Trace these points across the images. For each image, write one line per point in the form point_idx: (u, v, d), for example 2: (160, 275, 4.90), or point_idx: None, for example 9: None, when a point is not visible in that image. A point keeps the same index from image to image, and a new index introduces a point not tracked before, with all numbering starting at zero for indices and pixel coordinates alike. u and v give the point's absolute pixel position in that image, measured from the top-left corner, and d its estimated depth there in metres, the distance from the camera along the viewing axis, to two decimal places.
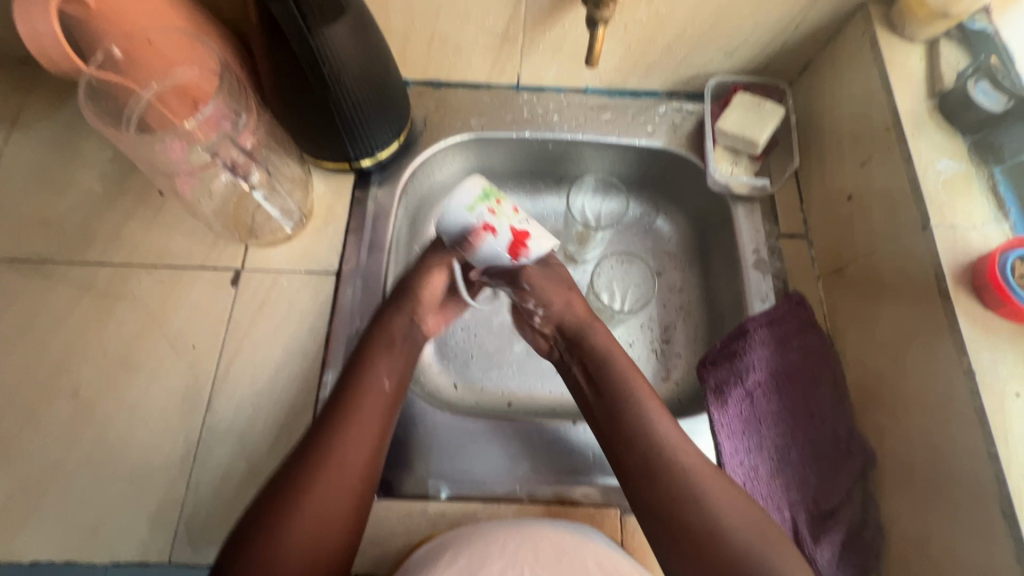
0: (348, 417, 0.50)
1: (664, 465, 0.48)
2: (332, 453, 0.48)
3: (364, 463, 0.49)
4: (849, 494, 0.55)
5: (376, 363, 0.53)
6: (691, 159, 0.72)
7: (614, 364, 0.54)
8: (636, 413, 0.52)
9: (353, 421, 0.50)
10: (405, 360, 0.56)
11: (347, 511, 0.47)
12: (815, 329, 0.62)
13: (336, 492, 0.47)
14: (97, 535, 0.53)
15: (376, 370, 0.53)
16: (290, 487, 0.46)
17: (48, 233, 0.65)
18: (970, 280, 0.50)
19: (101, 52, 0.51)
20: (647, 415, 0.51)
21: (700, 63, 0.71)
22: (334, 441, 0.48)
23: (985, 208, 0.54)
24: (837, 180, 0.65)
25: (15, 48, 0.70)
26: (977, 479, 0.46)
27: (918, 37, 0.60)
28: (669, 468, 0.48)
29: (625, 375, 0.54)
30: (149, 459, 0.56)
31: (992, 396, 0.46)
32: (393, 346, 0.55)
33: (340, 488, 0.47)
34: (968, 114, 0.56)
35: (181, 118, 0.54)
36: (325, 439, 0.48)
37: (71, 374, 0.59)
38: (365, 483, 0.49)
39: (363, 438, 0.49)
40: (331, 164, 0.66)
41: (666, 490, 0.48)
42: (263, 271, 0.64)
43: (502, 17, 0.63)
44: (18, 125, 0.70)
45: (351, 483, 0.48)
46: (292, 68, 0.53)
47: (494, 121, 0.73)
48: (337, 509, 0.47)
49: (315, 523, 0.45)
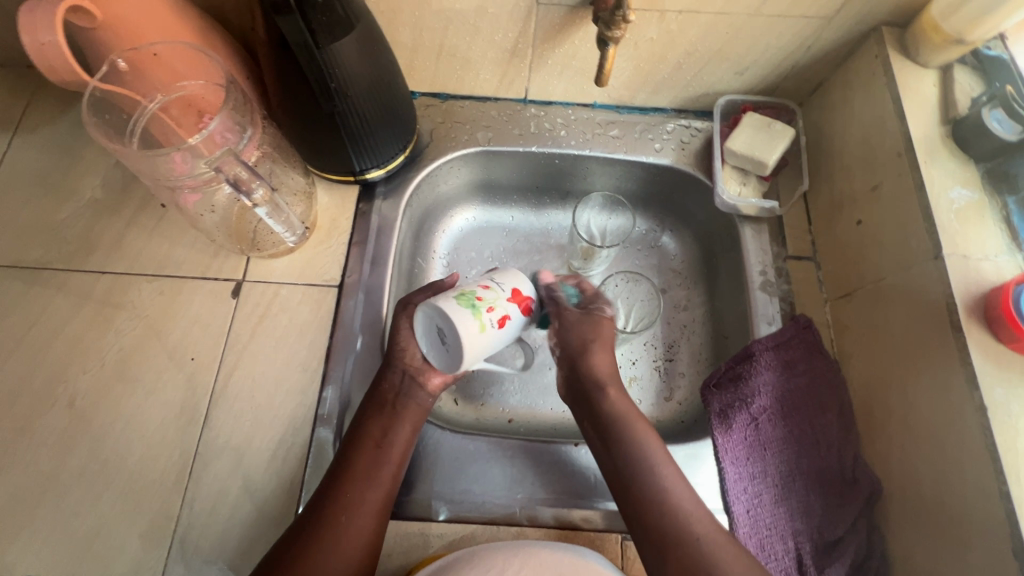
0: (354, 465, 0.51)
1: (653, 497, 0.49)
2: (342, 503, 0.49)
3: (375, 509, 0.50)
4: (854, 526, 0.54)
5: (374, 416, 0.54)
6: (699, 177, 0.72)
7: (608, 404, 0.55)
8: (626, 445, 0.52)
9: (359, 469, 0.51)
10: (404, 416, 0.54)
11: (360, 558, 0.47)
12: (822, 353, 0.61)
13: (349, 540, 0.47)
14: (90, 551, 0.53)
15: (375, 422, 0.53)
16: (303, 540, 0.47)
17: (49, 239, 0.64)
18: (983, 312, 0.50)
19: (106, 64, 0.50)
20: (636, 447, 0.52)
21: (710, 82, 0.70)
22: (343, 489, 0.49)
23: (998, 238, 0.53)
24: (848, 204, 0.64)
25: (21, 52, 0.70)
26: (988, 518, 0.45)
27: (932, 62, 0.60)
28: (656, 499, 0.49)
29: (620, 412, 0.54)
30: (144, 473, 0.55)
31: (1004, 433, 0.46)
32: (384, 407, 0.54)
33: (351, 535, 0.47)
34: (982, 143, 0.55)
35: (185, 129, 0.54)
36: (334, 490, 0.49)
37: (68, 384, 0.59)
38: (377, 529, 0.49)
39: (370, 485, 0.50)
40: (336, 176, 0.65)
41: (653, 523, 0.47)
42: (265, 283, 0.63)
43: (511, 32, 0.63)
44: (22, 131, 0.70)
45: (365, 531, 0.48)
46: (299, 82, 0.52)
47: (501, 135, 0.73)
48: (350, 558, 0.47)
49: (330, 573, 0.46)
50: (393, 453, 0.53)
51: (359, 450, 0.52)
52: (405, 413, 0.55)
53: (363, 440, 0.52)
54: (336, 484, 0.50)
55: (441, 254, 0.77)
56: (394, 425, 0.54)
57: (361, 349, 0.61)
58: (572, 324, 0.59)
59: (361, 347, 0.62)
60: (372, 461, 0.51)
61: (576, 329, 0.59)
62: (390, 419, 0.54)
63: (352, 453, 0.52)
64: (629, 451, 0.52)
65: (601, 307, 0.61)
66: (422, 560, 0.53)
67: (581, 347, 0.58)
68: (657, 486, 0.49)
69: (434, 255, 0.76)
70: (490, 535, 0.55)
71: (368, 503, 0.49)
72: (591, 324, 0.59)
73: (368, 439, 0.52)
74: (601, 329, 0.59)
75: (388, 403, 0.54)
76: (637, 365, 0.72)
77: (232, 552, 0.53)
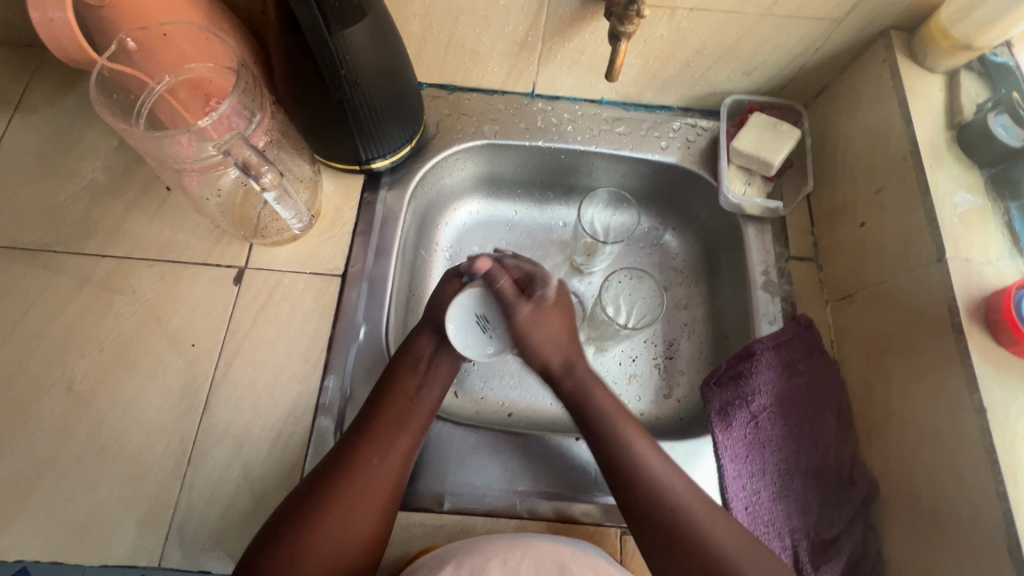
0: (388, 410, 0.53)
1: (654, 487, 0.50)
2: (375, 448, 0.50)
3: (404, 457, 0.52)
4: (851, 524, 0.55)
5: (408, 370, 0.55)
6: (704, 176, 0.72)
7: (588, 394, 0.56)
8: (619, 439, 0.53)
9: (392, 416, 0.52)
10: (434, 381, 0.56)
11: (385, 503, 0.49)
12: (822, 354, 0.62)
13: (379, 483, 0.49)
14: (86, 536, 0.52)
15: (410, 373, 0.55)
16: (336, 480, 0.48)
17: (47, 221, 0.63)
18: (984, 315, 0.50)
19: (115, 43, 0.49)
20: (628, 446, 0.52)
21: (717, 81, 0.70)
22: (376, 433, 0.51)
23: (999, 243, 0.54)
24: (851, 206, 0.64)
25: (22, 30, 0.69)
26: (984, 518, 0.46)
27: (938, 68, 0.60)
28: (656, 495, 0.49)
29: (608, 410, 0.55)
30: (142, 459, 0.55)
31: (1002, 435, 0.46)
32: (414, 371, 0.56)
33: (382, 479, 0.50)
34: (986, 148, 0.56)
35: (192, 112, 0.54)
36: (366, 435, 0.51)
37: (66, 367, 0.58)
38: (403, 477, 0.51)
39: (401, 433, 0.52)
40: (341, 165, 0.65)
41: (659, 517, 0.48)
42: (267, 271, 0.63)
43: (521, 25, 0.63)
44: (21, 109, 0.69)
45: (392, 476, 0.50)
46: (309, 68, 0.52)
47: (507, 129, 0.72)
48: (377, 501, 0.49)
49: (357, 516, 0.48)
50: (426, 406, 0.55)
51: (392, 397, 0.54)
52: (437, 370, 0.57)
53: (397, 391, 0.54)
54: (369, 428, 0.52)
55: (444, 247, 0.76)
56: (421, 391, 0.55)
57: (363, 340, 0.61)
58: (522, 323, 0.57)
59: (364, 337, 0.61)
60: (405, 409, 0.53)
61: (529, 330, 0.57)
62: (424, 373, 0.56)
63: (386, 401, 0.53)
64: (622, 449, 0.52)
65: (545, 289, 0.60)
66: (425, 548, 0.53)
67: (539, 339, 0.58)
68: (654, 484, 0.50)
69: (436, 248, 0.76)
70: (491, 526, 0.55)
71: (398, 450, 0.51)
72: (541, 312, 0.58)
73: (403, 390, 0.54)
74: (551, 315, 0.60)
75: (423, 360, 0.57)
76: (637, 361, 0.73)
77: (231, 539, 0.52)
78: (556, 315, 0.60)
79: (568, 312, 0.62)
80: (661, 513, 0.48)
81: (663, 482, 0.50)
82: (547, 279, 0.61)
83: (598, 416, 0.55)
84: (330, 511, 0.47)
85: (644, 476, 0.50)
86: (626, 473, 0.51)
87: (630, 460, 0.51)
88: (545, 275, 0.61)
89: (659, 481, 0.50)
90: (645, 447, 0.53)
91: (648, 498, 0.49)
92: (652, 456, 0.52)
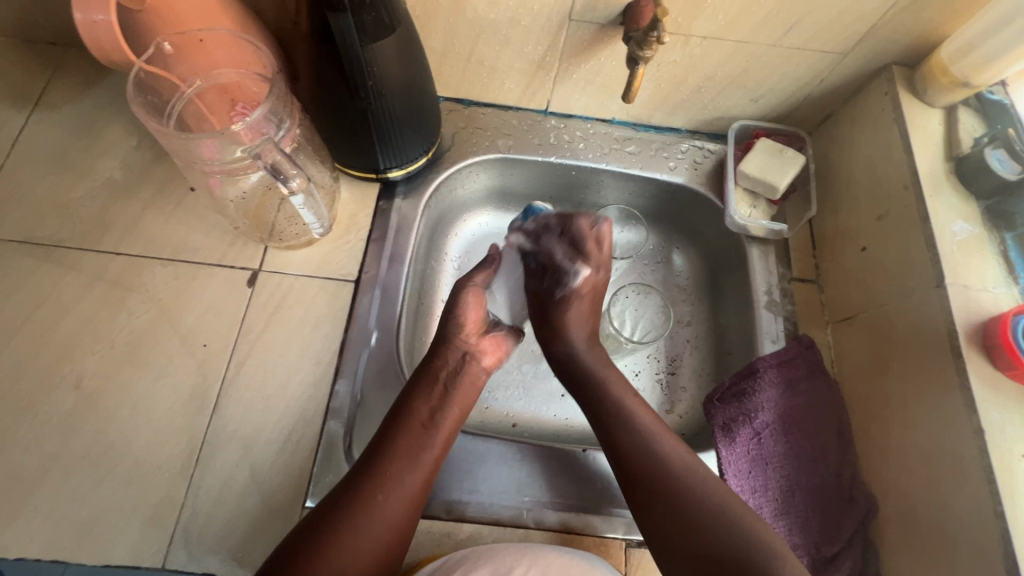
0: (398, 439, 0.51)
1: (635, 429, 0.53)
2: (383, 482, 0.48)
3: (415, 492, 0.49)
4: (851, 541, 0.56)
5: (423, 395, 0.54)
6: (710, 197, 0.74)
7: (584, 368, 0.60)
8: (606, 393, 0.56)
9: (404, 446, 0.50)
10: (455, 401, 0.55)
11: (390, 542, 0.47)
12: (823, 374, 0.63)
13: (383, 520, 0.47)
14: (89, 535, 0.52)
15: (425, 400, 0.54)
16: (341, 511, 0.46)
17: (63, 217, 0.64)
18: (982, 340, 0.52)
19: (153, 47, 0.51)
20: (633, 416, 0.54)
21: (726, 106, 0.73)
22: (395, 449, 0.50)
23: (996, 271, 0.56)
24: (852, 231, 0.67)
25: (48, 29, 0.70)
26: (982, 537, 0.47)
27: (938, 102, 0.63)
28: (662, 474, 0.49)
29: (597, 368, 0.60)
30: (149, 458, 0.55)
31: (1000, 456, 0.48)
32: (434, 389, 0.55)
33: (388, 515, 0.47)
34: (984, 180, 0.58)
35: (219, 117, 0.55)
36: (375, 466, 0.49)
37: (75, 363, 0.58)
38: (412, 513, 0.49)
39: (413, 466, 0.50)
40: (357, 172, 0.66)
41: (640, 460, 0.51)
42: (281, 274, 0.63)
43: (540, 45, 0.65)
44: (41, 107, 0.69)
45: (399, 513, 0.48)
46: (337, 79, 0.53)
47: (521, 144, 0.74)
48: (380, 542, 0.46)
49: (360, 554, 0.45)
50: (442, 430, 0.53)
51: (402, 425, 0.52)
52: (455, 393, 0.56)
53: (410, 419, 0.52)
54: (378, 457, 0.50)
55: (453, 257, 0.77)
56: (441, 407, 0.54)
57: (375, 345, 0.62)
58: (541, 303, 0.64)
59: (375, 343, 0.62)
60: (417, 440, 0.51)
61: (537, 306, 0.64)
62: (438, 399, 0.54)
63: (398, 429, 0.51)
64: (629, 427, 0.53)
65: (558, 285, 0.63)
66: (431, 556, 0.53)
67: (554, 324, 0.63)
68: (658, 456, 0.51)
69: (446, 258, 0.77)
70: (497, 535, 0.55)
71: (407, 485, 0.49)
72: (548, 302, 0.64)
73: (416, 418, 0.52)
74: (568, 313, 0.63)
75: (439, 382, 0.55)
76: (640, 376, 0.74)
77: (237, 541, 0.52)
78: (574, 316, 0.63)
79: (594, 303, 0.65)
80: (644, 460, 0.50)
81: (662, 451, 0.51)
82: (565, 282, 0.63)
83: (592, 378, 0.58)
84: (331, 550, 0.44)
85: (640, 431, 0.52)
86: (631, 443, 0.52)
87: (620, 415, 0.54)
88: (567, 272, 0.62)
89: (653, 440, 0.52)
90: (641, 410, 0.55)
91: (636, 445, 0.51)
92: (653, 421, 0.54)
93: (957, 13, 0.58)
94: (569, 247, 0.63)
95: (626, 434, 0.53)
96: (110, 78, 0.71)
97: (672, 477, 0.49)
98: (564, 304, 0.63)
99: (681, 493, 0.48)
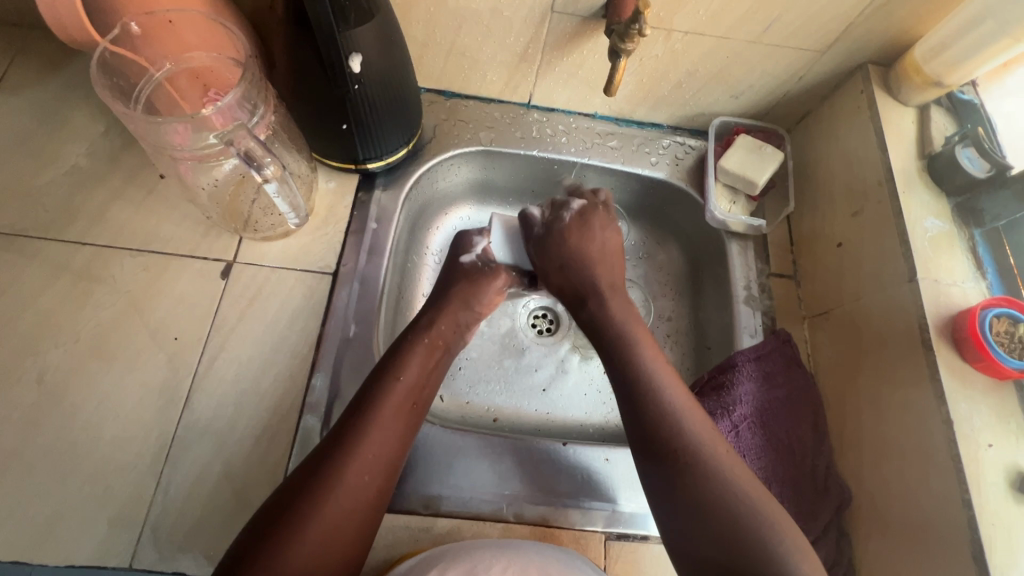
0: (384, 415, 0.49)
1: (648, 375, 0.53)
2: (369, 460, 0.47)
3: (394, 471, 0.49)
4: (824, 530, 0.56)
5: (412, 369, 0.53)
6: (691, 193, 0.74)
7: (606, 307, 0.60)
8: (641, 378, 0.53)
9: (390, 422, 0.49)
10: (436, 378, 0.56)
11: (368, 522, 0.46)
12: (800, 367, 0.64)
13: (363, 497, 0.46)
14: (51, 536, 0.50)
15: (416, 372, 0.53)
16: (322, 490, 0.44)
17: (25, 205, 0.61)
18: (951, 332, 0.54)
19: (119, 27, 0.49)
20: (648, 370, 0.53)
21: (707, 102, 0.73)
22: (381, 425, 0.49)
23: (965, 267, 0.57)
24: (829, 227, 0.68)
25: (9, 10, 0.67)
26: (949, 524, 0.48)
27: (912, 101, 0.64)
28: (679, 432, 0.48)
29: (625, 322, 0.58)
30: (115, 455, 0.53)
31: (967, 445, 0.49)
32: (422, 364, 0.55)
33: (368, 494, 0.46)
34: (955, 177, 0.60)
35: (190, 101, 0.54)
36: (360, 440, 0.47)
37: (38, 356, 0.56)
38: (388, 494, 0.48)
39: (395, 443, 0.49)
40: (336, 163, 0.65)
41: (677, 449, 0.48)
42: (256, 266, 0.62)
43: (522, 37, 0.64)
44: (1, 91, 0.66)
45: (375, 491, 0.47)
46: (312, 66, 0.52)
47: (503, 137, 0.74)
48: (357, 521, 0.45)
49: (341, 534, 0.44)
50: (422, 408, 0.53)
51: (391, 399, 0.50)
52: (440, 368, 0.57)
53: (397, 394, 0.51)
54: (363, 430, 0.48)
55: (434, 251, 0.76)
56: (426, 383, 0.54)
57: (353, 338, 0.60)
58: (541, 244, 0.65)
59: (353, 336, 0.60)
60: (402, 418, 0.51)
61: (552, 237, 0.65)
62: (425, 376, 0.54)
63: (383, 404, 0.50)
64: (638, 367, 0.54)
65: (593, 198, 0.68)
66: (411, 552, 0.53)
67: (556, 255, 0.64)
68: (663, 410, 0.50)
69: (427, 252, 0.76)
70: (477, 530, 0.55)
71: (390, 463, 0.49)
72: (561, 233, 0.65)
73: (404, 392, 0.52)
74: (567, 235, 0.65)
75: (430, 359, 0.56)
76: None
77: (209, 539, 0.51)
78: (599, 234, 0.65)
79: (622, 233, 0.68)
80: (670, 441, 0.48)
81: (679, 419, 0.49)
82: (564, 211, 0.66)
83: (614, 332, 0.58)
84: (309, 529, 0.43)
85: (661, 415, 0.50)
86: (647, 389, 0.52)
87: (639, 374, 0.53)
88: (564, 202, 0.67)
89: (666, 402, 0.50)
90: (677, 395, 0.51)
91: (672, 437, 0.48)
92: (680, 394, 0.51)
93: (931, 13, 0.59)
94: (547, 206, 0.68)
95: (635, 379, 0.53)
96: (76, 62, 0.69)
97: (691, 455, 0.47)
98: (571, 228, 0.65)
99: (703, 466, 0.46)
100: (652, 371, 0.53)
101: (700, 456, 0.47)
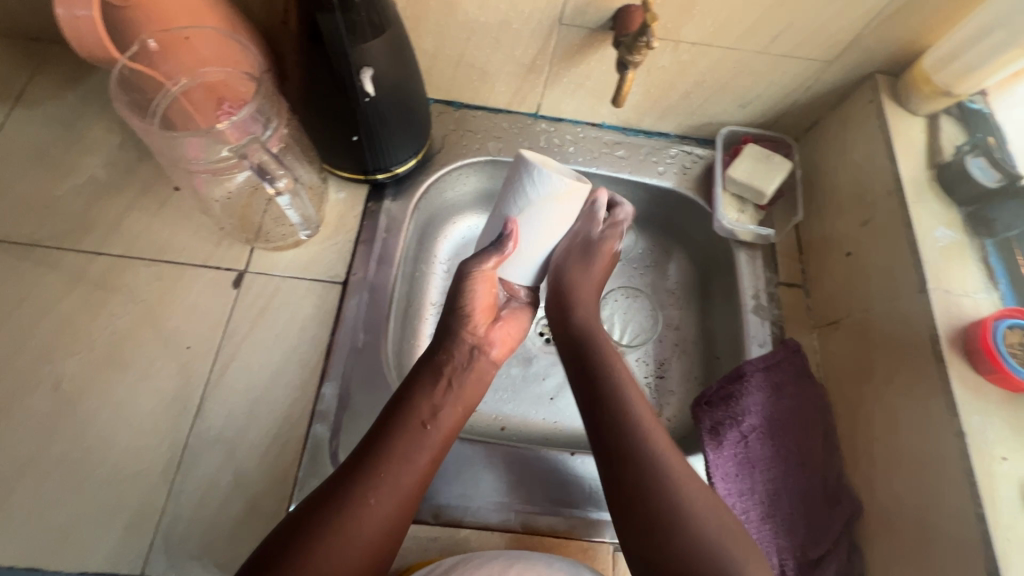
0: (396, 440, 0.49)
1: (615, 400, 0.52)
2: (375, 480, 0.47)
3: (408, 495, 0.48)
4: (835, 544, 0.56)
5: (426, 390, 0.53)
6: (699, 202, 0.74)
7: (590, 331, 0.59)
8: (617, 399, 0.53)
9: (400, 443, 0.49)
10: (455, 399, 0.54)
11: (378, 549, 0.46)
12: (810, 377, 0.64)
13: (372, 525, 0.46)
14: (65, 542, 0.50)
15: (429, 396, 0.53)
16: (330, 512, 0.45)
17: (44, 216, 0.63)
18: (962, 343, 0.53)
19: (137, 44, 0.51)
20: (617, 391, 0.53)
21: (715, 112, 0.73)
22: (393, 449, 0.49)
23: (977, 277, 0.57)
24: (839, 236, 0.68)
25: (31, 25, 0.68)
26: (962, 540, 0.48)
27: (921, 111, 0.64)
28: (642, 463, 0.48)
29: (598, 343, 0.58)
30: (129, 463, 0.53)
31: (981, 459, 0.49)
32: (438, 385, 0.54)
33: (377, 519, 0.46)
34: (966, 187, 0.59)
35: (204, 114, 0.55)
36: (371, 463, 0.48)
37: (54, 365, 0.57)
38: (402, 521, 0.48)
39: (409, 469, 0.49)
40: (347, 174, 0.66)
41: (615, 444, 0.50)
42: (267, 276, 0.63)
43: (531, 49, 0.65)
44: (22, 104, 0.68)
45: (386, 518, 0.47)
46: (325, 80, 0.53)
47: (511, 146, 0.74)
48: (366, 549, 0.45)
49: (349, 559, 0.44)
50: (440, 432, 0.52)
51: (404, 423, 0.51)
52: (459, 390, 0.55)
53: (411, 415, 0.51)
54: (375, 455, 0.48)
55: (443, 259, 0.76)
56: (443, 402, 0.53)
57: (362, 347, 0.61)
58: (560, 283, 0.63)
59: (362, 345, 0.61)
60: (415, 440, 0.50)
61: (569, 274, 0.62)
62: (441, 396, 0.53)
63: (397, 426, 0.50)
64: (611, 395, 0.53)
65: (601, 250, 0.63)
66: (418, 562, 0.53)
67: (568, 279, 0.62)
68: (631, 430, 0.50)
69: (435, 260, 0.76)
70: (484, 540, 0.55)
71: (402, 488, 0.48)
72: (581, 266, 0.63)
73: (416, 415, 0.51)
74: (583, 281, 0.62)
75: (444, 377, 0.55)
76: None
77: (220, 548, 0.51)
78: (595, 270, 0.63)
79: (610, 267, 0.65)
80: (632, 473, 0.48)
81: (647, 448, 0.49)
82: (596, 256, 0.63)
83: (593, 352, 0.57)
84: (316, 550, 0.43)
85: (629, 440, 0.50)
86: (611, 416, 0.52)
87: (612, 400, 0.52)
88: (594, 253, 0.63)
89: (639, 427, 0.50)
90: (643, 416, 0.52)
91: (632, 459, 0.48)
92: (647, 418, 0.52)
93: (939, 23, 0.59)
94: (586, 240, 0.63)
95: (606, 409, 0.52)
96: (94, 75, 0.71)
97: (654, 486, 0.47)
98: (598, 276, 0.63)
99: (665, 499, 0.46)
100: (619, 399, 0.53)
101: (664, 483, 0.47)
